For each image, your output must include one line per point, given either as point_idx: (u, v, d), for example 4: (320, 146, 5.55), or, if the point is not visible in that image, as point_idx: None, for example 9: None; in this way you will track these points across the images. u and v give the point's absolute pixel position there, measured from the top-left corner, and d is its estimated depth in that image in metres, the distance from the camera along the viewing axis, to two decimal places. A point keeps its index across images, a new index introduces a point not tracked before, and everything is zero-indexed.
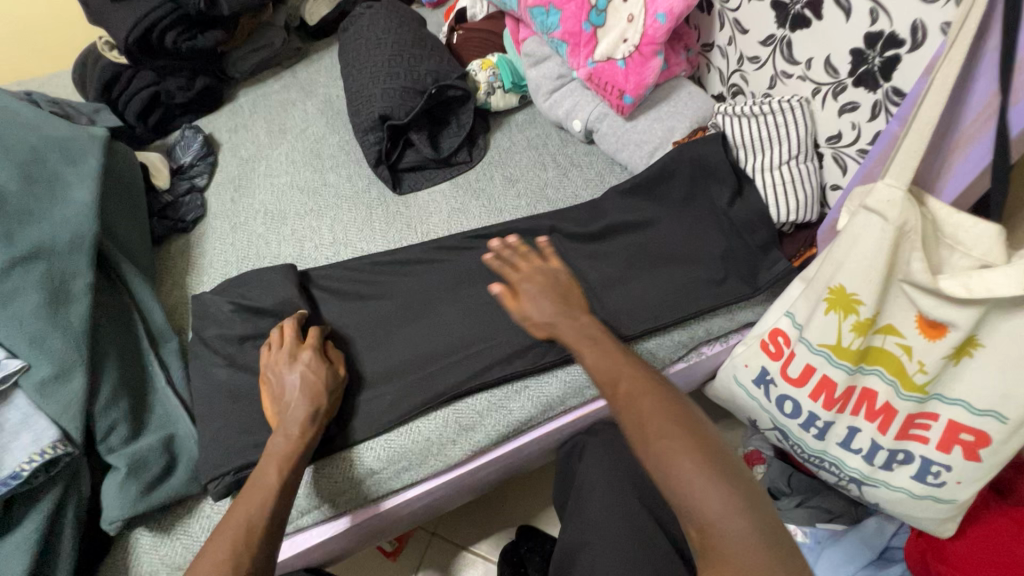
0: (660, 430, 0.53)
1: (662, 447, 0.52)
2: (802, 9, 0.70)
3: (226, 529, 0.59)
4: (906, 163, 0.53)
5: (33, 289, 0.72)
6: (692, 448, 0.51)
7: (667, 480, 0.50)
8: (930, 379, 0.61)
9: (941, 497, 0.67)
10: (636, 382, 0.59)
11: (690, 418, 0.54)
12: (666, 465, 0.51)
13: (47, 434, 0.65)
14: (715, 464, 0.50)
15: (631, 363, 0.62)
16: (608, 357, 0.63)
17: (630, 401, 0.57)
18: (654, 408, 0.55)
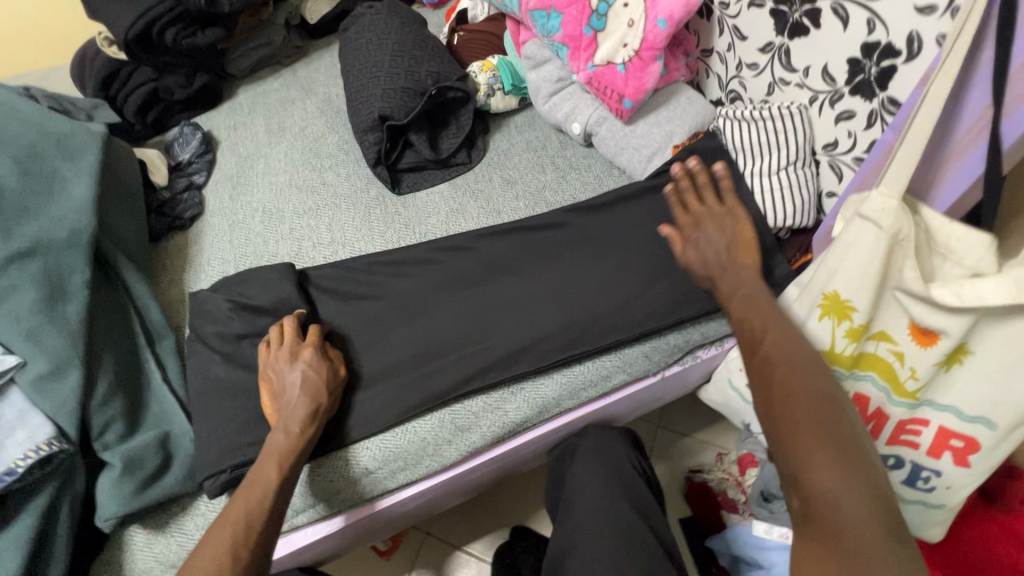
0: (795, 403, 0.49)
1: (790, 421, 0.49)
2: (801, 17, 0.70)
3: (225, 522, 0.59)
4: (901, 172, 0.54)
5: (29, 285, 0.71)
6: (822, 420, 0.48)
7: (789, 454, 0.48)
8: (921, 385, 0.62)
9: (930, 501, 0.68)
10: (785, 352, 0.53)
11: (827, 397, 0.50)
12: (791, 433, 0.48)
13: (42, 430, 0.65)
14: (847, 449, 0.46)
15: (784, 328, 0.56)
16: (757, 320, 0.57)
17: (767, 367, 0.53)
18: (790, 380, 0.51)
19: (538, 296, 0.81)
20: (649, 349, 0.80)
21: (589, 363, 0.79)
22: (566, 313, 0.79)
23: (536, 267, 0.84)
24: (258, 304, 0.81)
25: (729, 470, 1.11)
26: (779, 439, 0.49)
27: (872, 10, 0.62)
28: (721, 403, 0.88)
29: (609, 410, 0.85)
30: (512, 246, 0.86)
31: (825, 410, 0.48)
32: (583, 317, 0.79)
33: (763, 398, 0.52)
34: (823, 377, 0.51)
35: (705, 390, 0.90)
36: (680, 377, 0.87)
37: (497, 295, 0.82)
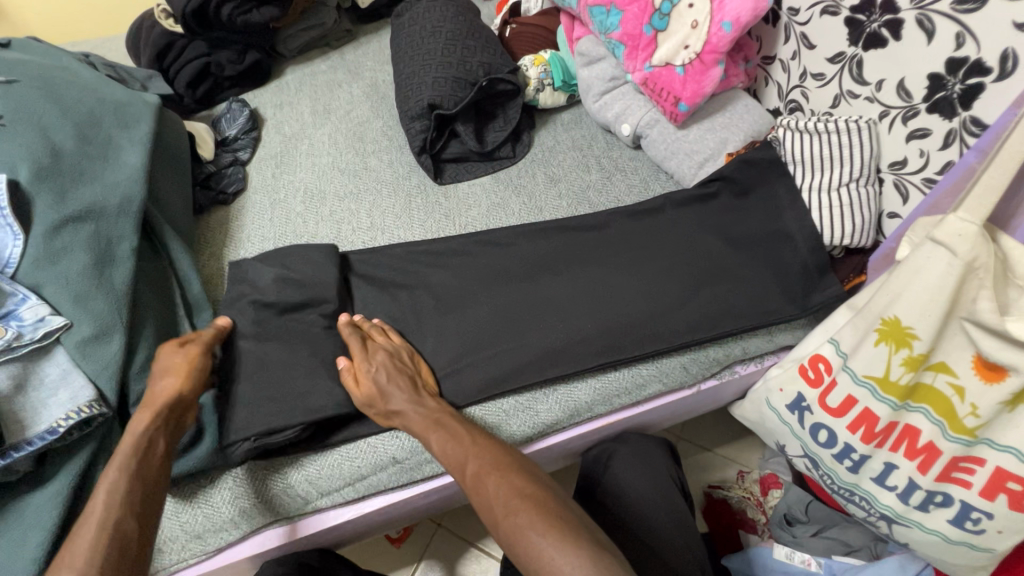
0: (513, 509, 0.57)
1: (511, 527, 0.56)
2: (879, 28, 0.67)
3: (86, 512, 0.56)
4: (984, 197, 0.51)
5: (80, 249, 0.72)
6: (537, 519, 0.56)
7: (522, 561, 0.55)
8: (981, 423, 0.59)
9: (977, 544, 0.65)
10: (482, 463, 0.62)
11: (540, 490, 0.59)
12: (518, 540, 0.55)
13: (83, 393, 0.65)
14: (560, 535, 0.54)
15: (459, 439, 0.65)
16: (453, 439, 0.65)
17: (478, 482, 0.61)
18: (504, 491, 0.59)
19: (575, 296, 0.79)
20: (687, 360, 0.78)
21: (625, 370, 0.77)
22: (605, 317, 0.77)
23: (578, 267, 0.82)
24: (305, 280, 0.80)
25: (750, 490, 1.08)
26: (513, 549, 0.56)
27: (962, 24, 0.59)
28: (756, 422, 0.84)
29: (639, 419, 0.83)
30: (553, 244, 0.85)
31: (543, 508, 0.57)
32: (623, 321, 0.77)
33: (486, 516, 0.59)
34: (524, 473, 0.61)
35: (740, 406, 0.85)
36: (714, 392, 0.84)
37: (535, 292, 0.80)
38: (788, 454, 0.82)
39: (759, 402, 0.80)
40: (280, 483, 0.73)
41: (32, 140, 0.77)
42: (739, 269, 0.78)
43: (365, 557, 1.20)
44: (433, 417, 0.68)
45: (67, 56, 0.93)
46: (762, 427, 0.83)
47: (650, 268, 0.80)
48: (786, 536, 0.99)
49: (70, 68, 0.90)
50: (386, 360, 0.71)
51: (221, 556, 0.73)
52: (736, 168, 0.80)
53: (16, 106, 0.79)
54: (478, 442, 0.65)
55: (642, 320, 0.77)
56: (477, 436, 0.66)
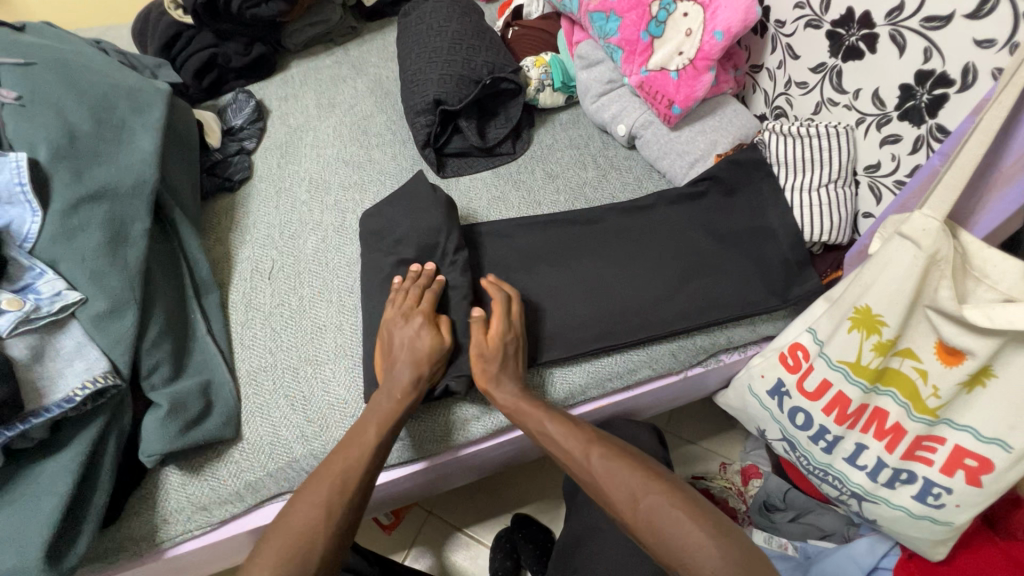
0: (653, 491, 0.60)
1: (652, 508, 0.58)
2: (857, 41, 0.73)
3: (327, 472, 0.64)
4: (946, 195, 0.56)
5: (95, 227, 0.75)
6: (676, 503, 0.58)
7: (664, 540, 0.57)
8: (942, 404, 0.64)
9: (938, 518, 0.70)
10: (605, 447, 0.64)
11: (666, 473, 0.63)
12: (658, 523, 0.57)
13: (98, 364, 0.68)
14: (703, 515, 0.57)
15: (577, 427, 0.67)
16: (569, 425, 0.67)
17: (606, 467, 0.63)
18: (638, 473, 0.61)
19: (572, 285, 0.84)
20: (676, 348, 0.82)
21: (617, 355, 0.81)
22: (600, 306, 0.81)
23: (579, 257, 0.86)
24: (397, 257, 0.82)
25: (732, 480, 1.15)
26: (650, 529, 0.58)
27: (929, 39, 0.64)
28: (738, 409, 0.89)
29: (628, 403, 0.87)
30: (552, 237, 0.89)
31: (679, 489, 0.60)
32: (617, 308, 0.81)
33: (619, 498, 0.61)
34: (649, 459, 0.64)
35: (723, 394, 0.91)
36: (700, 379, 0.88)
37: (534, 280, 0.84)
38: (768, 438, 0.87)
39: (741, 389, 0.85)
40: (285, 458, 0.75)
41: (49, 121, 0.79)
42: (725, 263, 0.83)
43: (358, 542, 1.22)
44: (544, 405, 0.70)
45: (79, 42, 0.95)
46: (743, 413, 0.88)
47: (642, 261, 0.85)
48: (764, 521, 1.04)
49: (84, 53, 0.92)
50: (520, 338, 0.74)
51: (224, 529, 0.75)
52: (724, 168, 0.85)
53: (33, 88, 0.81)
54: (595, 430, 0.67)
55: (634, 308, 0.81)
56: (591, 424, 0.68)
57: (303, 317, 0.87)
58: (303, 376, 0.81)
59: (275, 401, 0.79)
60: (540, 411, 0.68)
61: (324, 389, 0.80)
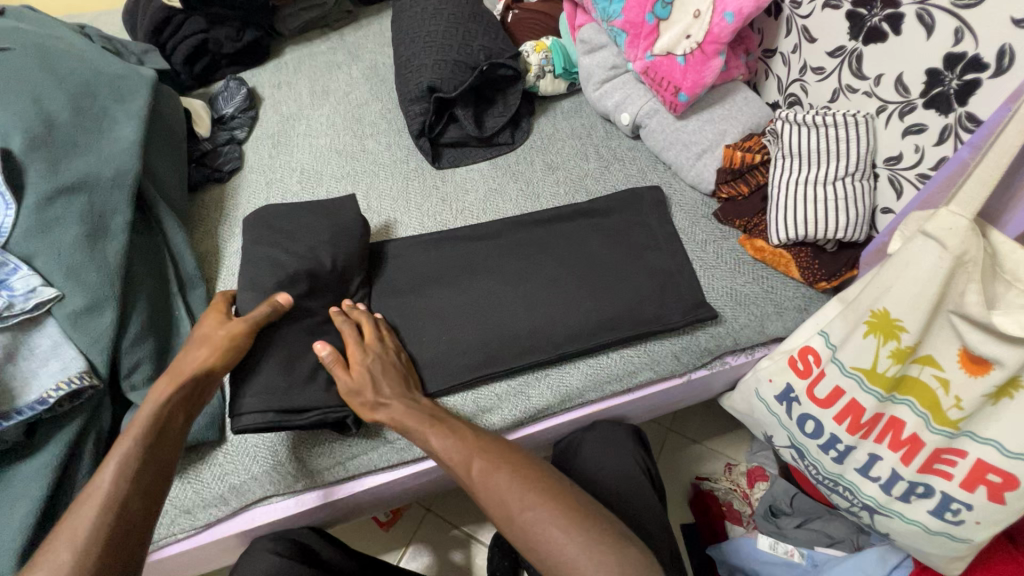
0: (530, 503, 0.57)
1: (529, 521, 0.56)
2: (880, 22, 0.67)
3: (87, 499, 0.55)
4: (976, 191, 0.51)
5: (73, 221, 0.72)
6: (555, 513, 0.56)
7: (544, 555, 0.54)
8: (964, 416, 0.60)
9: (955, 535, 0.66)
10: (486, 457, 0.61)
11: (548, 483, 0.59)
12: (537, 535, 0.55)
13: (74, 364, 0.65)
14: (581, 530, 0.55)
15: (459, 434, 0.63)
16: (450, 433, 0.63)
17: (485, 478, 0.59)
18: (516, 483, 0.58)
19: (569, 284, 0.80)
20: (679, 349, 0.78)
21: (614, 355, 0.77)
22: (602, 304, 0.78)
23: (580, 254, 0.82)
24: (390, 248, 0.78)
25: (737, 482, 1.09)
26: (530, 547, 0.56)
27: (961, 19, 0.59)
28: (745, 413, 0.85)
29: (629, 406, 0.83)
30: (549, 234, 0.86)
31: (561, 500, 0.57)
32: (617, 307, 0.78)
33: (498, 514, 0.58)
34: (532, 467, 0.60)
35: (729, 397, 0.87)
36: (704, 381, 0.84)
37: (531, 277, 0.81)
38: (775, 444, 0.83)
39: (748, 393, 0.81)
40: (269, 460, 0.73)
41: (25, 110, 0.75)
42: None
43: (354, 539, 1.20)
44: (426, 412, 0.66)
45: (61, 27, 0.92)
46: (750, 418, 0.84)
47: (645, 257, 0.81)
48: (769, 526, 1.00)
49: (66, 39, 0.89)
50: (380, 353, 0.70)
51: (210, 533, 0.73)
52: None
53: (9, 75, 0.78)
54: (477, 438, 0.63)
55: (635, 298, 0.78)
56: (471, 431, 0.64)
57: None
58: None
59: None
60: (420, 424, 0.64)
61: None
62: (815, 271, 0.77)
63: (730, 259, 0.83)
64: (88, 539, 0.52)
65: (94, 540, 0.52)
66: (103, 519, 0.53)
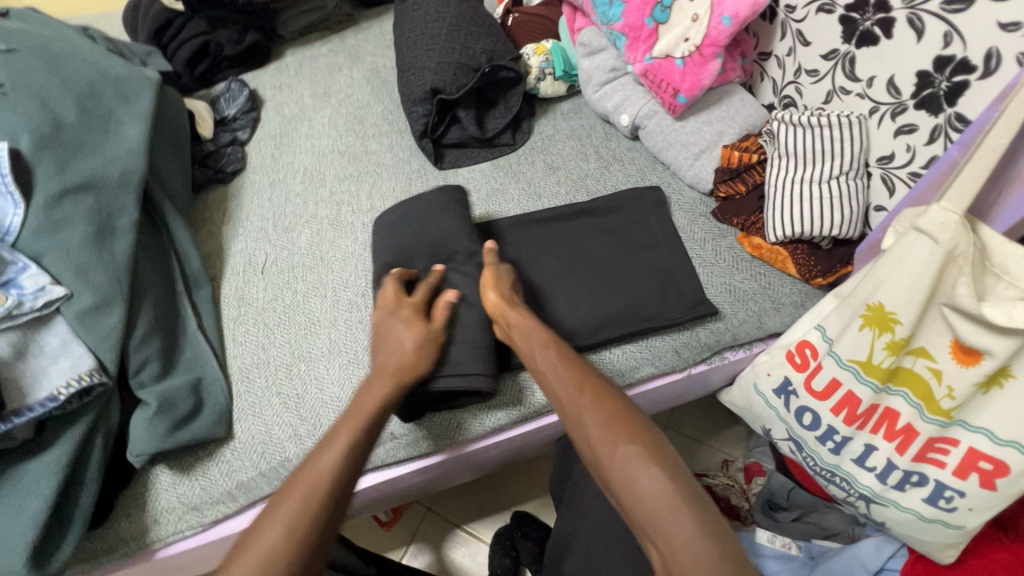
0: (634, 445, 0.53)
1: (626, 461, 0.52)
2: (872, 26, 0.70)
3: (293, 487, 0.53)
4: (967, 187, 0.53)
5: (81, 220, 0.72)
6: (655, 465, 0.51)
7: (636, 503, 0.50)
8: (956, 405, 0.62)
9: (949, 522, 0.68)
10: (594, 391, 0.59)
11: (654, 434, 0.55)
12: (630, 480, 0.51)
13: (84, 362, 0.66)
14: (682, 486, 0.49)
15: (574, 366, 0.63)
16: (567, 362, 0.63)
17: (591, 408, 0.57)
18: (621, 424, 0.55)
19: (572, 281, 0.81)
20: (680, 344, 0.80)
21: (617, 350, 0.79)
22: (606, 301, 0.80)
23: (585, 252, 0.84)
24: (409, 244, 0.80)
25: (735, 477, 1.12)
26: (623, 492, 0.51)
27: (950, 23, 0.61)
28: (744, 408, 0.87)
29: (632, 402, 0.84)
30: (551, 232, 0.87)
31: (664, 456, 0.52)
32: (620, 303, 0.79)
33: (594, 450, 0.55)
34: (639, 415, 0.56)
35: (728, 392, 0.88)
36: (704, 376, 0.86)
37: (534, 274, 0.82)
38: (773, 438, 0.85)
39: (747, 388, 0.83)
40: (277, 457, 0.73)
41: (32, 110, 0.76)
42: None
43: (356, 538, 1.21)
44: (550, 337, 0.67)
45: (65, 28, 0.92)
46: (749, 412, 0.86)
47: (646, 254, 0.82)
48: (768, 520, 1.02)
49: (70, 40, 0.90)
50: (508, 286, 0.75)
51: (217, 530, 0.73)
52: None
53: (16, 75, 0.78)
54: (590, 372, 0.62)
55: (637, 294, 0.80)
56: (585, 364, 0.63)
57: (297, 312, 0.85)
58: (296, 373, 0.79)
59: (267, 399, 0.77)
60: (540, 343, 0.66)
61: (317, 387, 0.78)
62: (811, 267, 0.79)
63: (729, 256, 0.84)
64: (294, 527, 0.49)
65: (311, 517, 0.51)
66: (302, 507, 0.51)
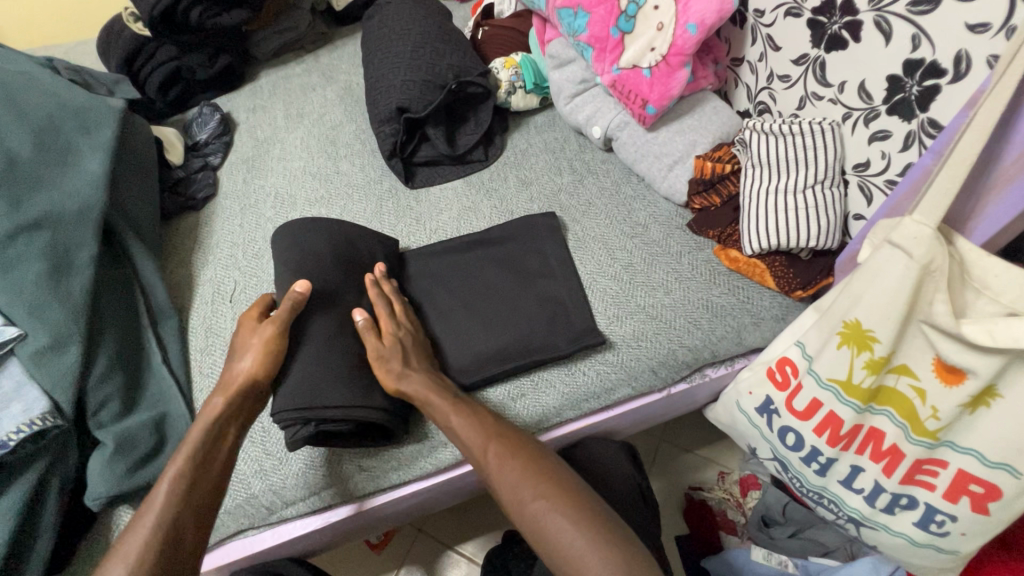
0: (541, 494, 0.60)
1: (538, 511, 0.59)
2: (840, 30, 0.67)
3: (139, 530, 0.57)
4: (939, 199, 0.50)
5: (36, 258, 0.71)
6: (563, 504, 0.59)
7: (550, 545, 0.57)
8: (942, 426, 0.59)
9: (942, 547, 0.65)
10: (501, 443, 0.65)
11: (561, 476, 0.62)
12: (545, 525, 0.58)
13: (37, 405, 0.64)
14: (591, 523, 0.57)
15: (480, 417, 0.67)
16: (472, 414, 0.67)
17: (500, 463, 0.63)
18: (528, 474, 0.62)
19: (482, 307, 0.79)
20: (657, 364, 0.77)
21: (590, 371, 0.76)
22: (498, 335, 0.76)
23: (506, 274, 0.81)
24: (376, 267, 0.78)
25: (731, 490, 1.08)
26: (536, 533, 0.59)
27: (917, 25, 0.59)
28: (728, 425, 0.83)
29: (610, 423, 0.81)
30: (524, 251, 0.84)
31: (571, 496, 0.60)
32: (571, 330, 0.76)
33: (509, 498, 0.62)
34: (545, 458, 0.64)
35: (712, 409, 0.85)
36: (686, 395, 0.83)
37: (449, 302, 0.80)
38: (759, 457, 0.81)
39: (730, 406, 0.80)
40: (242, 493, 0.71)
41: None
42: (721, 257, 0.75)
43: (345, 565, 1.18)
44: (447, 391, 0.69)
45: (27, 61, 0.92)
46: (733, 430, 0.83)
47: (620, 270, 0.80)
48: (763, 536, 0.98)
49: (31, 73, 0.89)
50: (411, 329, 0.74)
51: None
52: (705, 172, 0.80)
53: None
54: (495, 424, 0.67)
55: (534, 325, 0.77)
56: (485, 415, 0.68)
57: None
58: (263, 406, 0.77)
59: None
60: (443, 402, 0.67)
61: None
62: (790, 280, 0.76)
63: (706, 270, 0.81)
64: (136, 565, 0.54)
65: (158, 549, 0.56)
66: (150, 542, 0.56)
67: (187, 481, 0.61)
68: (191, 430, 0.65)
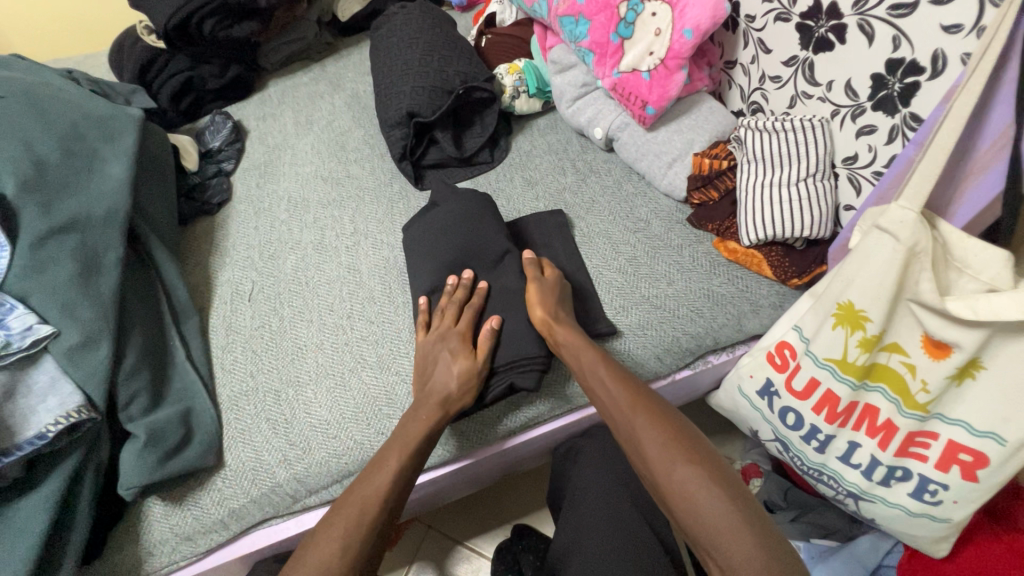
0: (691, 464, 0.60)
1: (684, 480, 0.59)
2: (826, 33, 0.72)
3: (350, 501, 0.63)
4: (922, 186, 0.54)
5: (66, 259, 0.74)
6: (716, 481, 0.58)
7: (696, 516, 0.57)
8: (932, 399, 0.63)
9: (936, 516, 0.68)
10: (651, 408, 0.65)
11: (710, 452, 0.62)
12: (692, 494, 0.58)
13: (72, 399, 0.67)
14: (742, 505, 0.57)
15: (628, 380, 0.67)
16: (619, 377, 0.68)
17: (647, 427, 0.63)
18: (679, 442, 0.61)
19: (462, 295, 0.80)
20: (662, 351, 0.80)
21: None
22: None
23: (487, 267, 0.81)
24: None
25: None
26: (682, 501, 0.58)
27: (897, 27, 0.63)
28: (730, 410, 0.87)
29: None
30: (532, 246, 0.88)
31: (721, 475, 0.59)
32: (581, 320, 0.80)
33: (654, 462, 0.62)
34: (696, 431, 0.63)
35: (715, 395, 0.89)
36: (691, 381, 0.87)
37: None
38: (761, 439, 0.85)
39: (731, 391, 0.83)
40: (267, 483, 0.74)
41: (17, 155, 0.78)
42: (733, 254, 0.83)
43: None
44: (598, 353, 0.70)
45: (49, 72, 0.95)
46: (735, 415, 0.86)
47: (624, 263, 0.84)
48: None
49: (54, 83, 0.92)
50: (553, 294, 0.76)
51: (210, 559, 0.74)
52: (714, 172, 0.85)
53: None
54: (643, 390, 0.67)
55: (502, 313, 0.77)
56: (634, 380, 0.68)
57: (283, 337, 0.86)
58: (285, 399, 0.80)
59: (257, 425, 0.78)
60: (591, 360, 0.69)
61: (306, 411, 0.79)
62: (786, 268, 0.80)
63: (706, 261, 0.86)
64: (348, 536, 0.60)
65: (369, 523, 0.61)
66: (362, 513, 0.62)
67: (399, 473, 0.65)
68: (408, 423, 0.69)
